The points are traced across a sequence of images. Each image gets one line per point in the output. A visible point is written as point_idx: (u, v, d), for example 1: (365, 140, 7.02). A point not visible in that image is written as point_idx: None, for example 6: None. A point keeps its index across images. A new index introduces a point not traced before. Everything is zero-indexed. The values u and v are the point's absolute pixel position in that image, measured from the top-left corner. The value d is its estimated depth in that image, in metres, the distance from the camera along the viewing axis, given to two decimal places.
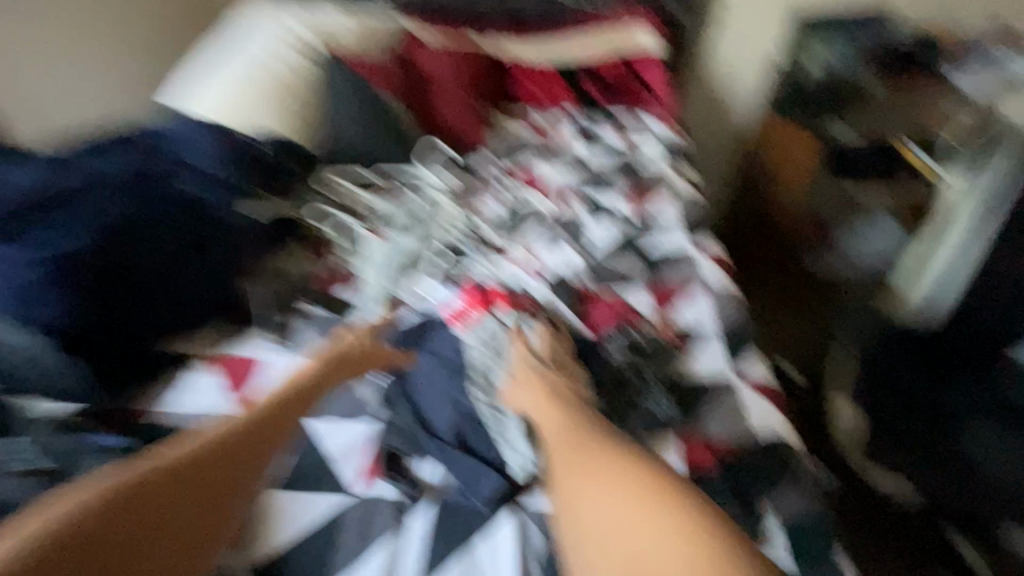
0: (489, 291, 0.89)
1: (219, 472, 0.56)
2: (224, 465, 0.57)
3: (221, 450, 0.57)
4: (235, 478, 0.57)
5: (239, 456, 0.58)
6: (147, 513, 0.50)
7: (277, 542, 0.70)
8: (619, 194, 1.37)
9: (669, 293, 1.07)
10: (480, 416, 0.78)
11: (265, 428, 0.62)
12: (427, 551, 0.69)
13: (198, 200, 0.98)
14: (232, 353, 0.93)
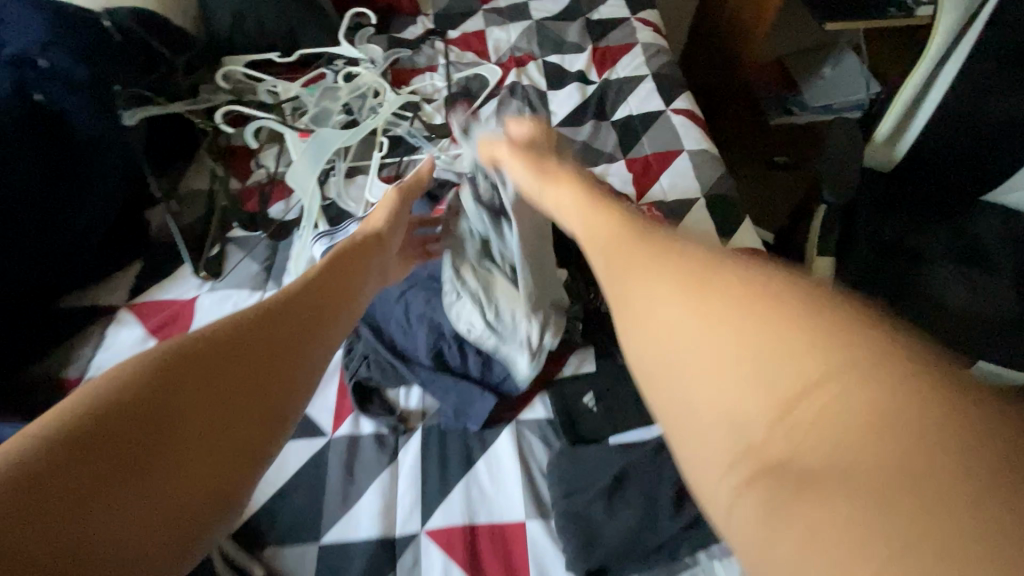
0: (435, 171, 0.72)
1: (252, 352, 0.42)
2: (256, 343, 0.42)
3: (248, 327, 0.43)
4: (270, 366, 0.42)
5: (275, 332, 0.44)
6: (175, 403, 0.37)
7: (256, 501, 0.62)
8: (577, 50, 1.16)
9: (646, 164, 0.96)
10: (457, 331, 0.68)
11: (307, 302, 0.48)
12: (424, 483, 0.64)
13: (39, 100, 0.72)
14: (157, 298, 0.79)
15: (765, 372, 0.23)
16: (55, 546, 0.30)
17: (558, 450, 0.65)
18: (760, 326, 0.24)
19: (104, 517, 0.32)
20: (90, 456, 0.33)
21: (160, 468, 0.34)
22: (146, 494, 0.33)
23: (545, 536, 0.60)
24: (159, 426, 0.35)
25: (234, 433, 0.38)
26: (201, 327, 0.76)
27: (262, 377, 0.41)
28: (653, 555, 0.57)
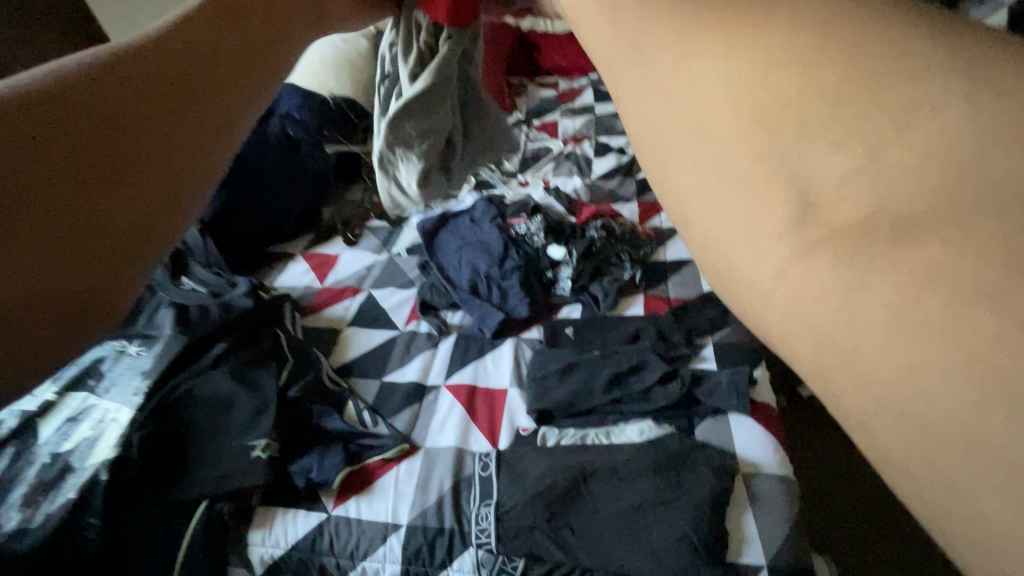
0: None
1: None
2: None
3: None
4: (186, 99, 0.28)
5: (259, 0, 0.33)
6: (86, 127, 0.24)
7: (350, 356, 1.01)
8: (622, 134, 1.61)
9: (652, 204, 1.31)
10: (488, 273, 1.06)
11: None
12: (450, 361, 0.98)
13: (290, 134, 1.27)
14: (319, 251, 1.28)
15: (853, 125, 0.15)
16: (89, 173, 0.23)
17: (539, 350, 0.96)
18: (723, 25, 0.19)
19: (142, 149, 0.25)
20: (103, 86, 0.25)
21: (172, 109, 0.27)
22: (157, 139, 0.26)
23: (518, 397, 0.90)
24: (171, 80, 0.28)
25: (223, 86, 0.30)
26: (340, 269, 1.22)
27: (226, 46, 0.31)
28: (586, 414, 0.86)
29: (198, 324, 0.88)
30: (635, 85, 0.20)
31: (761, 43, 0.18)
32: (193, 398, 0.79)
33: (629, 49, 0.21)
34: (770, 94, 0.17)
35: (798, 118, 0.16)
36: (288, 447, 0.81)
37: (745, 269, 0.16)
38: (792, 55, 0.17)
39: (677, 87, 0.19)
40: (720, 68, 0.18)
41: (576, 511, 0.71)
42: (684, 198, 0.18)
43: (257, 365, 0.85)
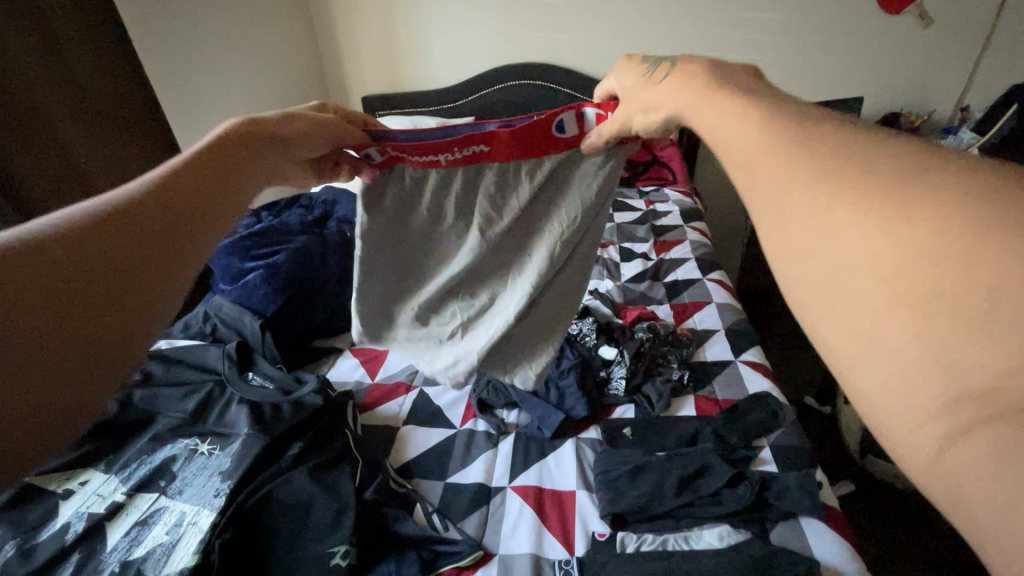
0: (507, 138, 0.62)
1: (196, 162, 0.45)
2: (209, 165, 0.46)
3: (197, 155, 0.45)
4: (188, 220, 0.40)
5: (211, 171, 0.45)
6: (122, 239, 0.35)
7: (410, 453, 1.02)
8: (643, 241, 1.75)
9: (683, 307, 1.41)
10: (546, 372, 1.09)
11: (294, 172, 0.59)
12: (512, 461, 0.99)
13: (347, 236, 1.36)
14: (366, 346, 1.31)
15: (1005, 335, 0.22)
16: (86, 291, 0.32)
17: (602, 452, 0.98)
18: (892, 213, 0.26)
19: (122, 269, 0.34)
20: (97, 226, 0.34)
21: (154, 242, 0.37)
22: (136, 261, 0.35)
23: (589, 501, 0.90)
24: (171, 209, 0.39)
25: (191, 224, 0.40)
26: (389, 363, 1.25)
27: (191, 198, 0.41)
28: (659, 518, 0.86)
29: (274, 422, 0.88)
30: (813, 267, 0.28)
31: (923, 255, 0.24)
32: (271, 501, 0.77)
33: (806, 245, 0.28)
34: (937, 301, 0.23)
35: (962, 316, 0.23)
36: (365, 555, 0.78)
37: (884, 413, 0.25)
38: (948, 273, 0.23)
39: (853, 285, 0.26)
40: (903, 273, 0.24)
41: None
42: (848, 359, 0.26)
43: (332, 465, 0.84)
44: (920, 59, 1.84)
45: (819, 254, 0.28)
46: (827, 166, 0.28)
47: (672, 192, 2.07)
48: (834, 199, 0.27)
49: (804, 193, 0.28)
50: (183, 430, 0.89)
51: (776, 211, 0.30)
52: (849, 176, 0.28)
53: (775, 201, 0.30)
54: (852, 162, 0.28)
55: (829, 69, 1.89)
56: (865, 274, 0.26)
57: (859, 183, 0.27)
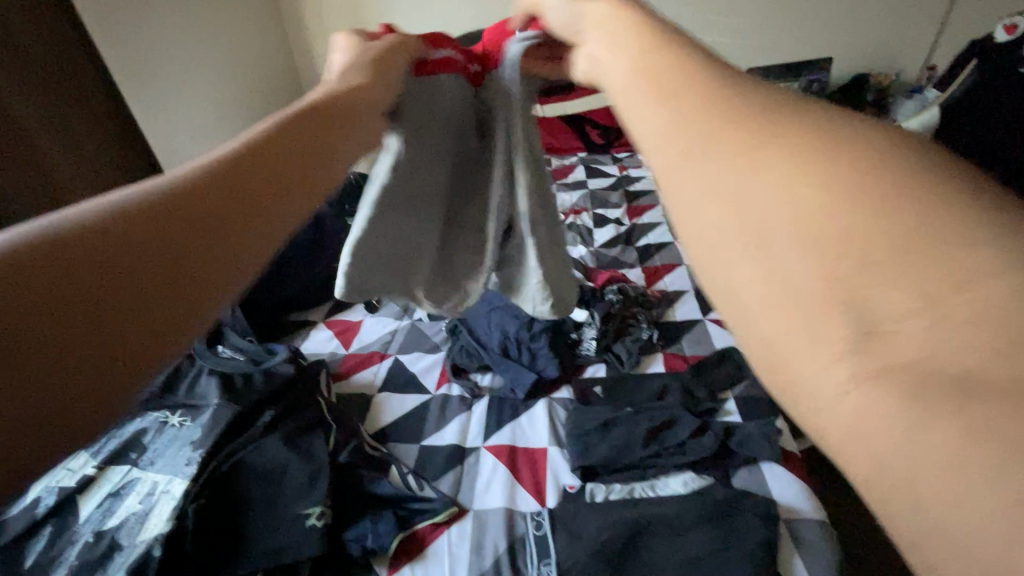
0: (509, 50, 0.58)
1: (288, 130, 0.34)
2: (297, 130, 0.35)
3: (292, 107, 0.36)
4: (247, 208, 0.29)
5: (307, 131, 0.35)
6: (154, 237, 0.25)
7: (385, 419, 1.03)
8: (617, 206, 1.76)
9: (655, 269, 1.43)
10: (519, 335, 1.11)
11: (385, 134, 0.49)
12: (486, 422, 1.01)
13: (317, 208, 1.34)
14: (340, 318, 1.32)
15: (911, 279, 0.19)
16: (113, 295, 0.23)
17: (573, 409, 1.01)
18: (813, 154, 0.23)
19: (149, 277, 0.24)
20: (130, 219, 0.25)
21: (217, 231, 0.27)
22: (191, 258, 0.26)
23: (560, 456, 0.93)
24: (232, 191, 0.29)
25: (270, 203, 0.30)
26: (363, 334, 1.25)
27: (273, 163, 0.31)
28: (628, 469, 0.89)
29: (245, 393, 0.88)
30: (717, 201, 0.24)
31: (841, 198, 0.21)
32: (246, 468, 0.79)
33: (716, 175, 0.25)
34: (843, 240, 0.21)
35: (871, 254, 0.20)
36: (338, 516, 0.80)
37: (777, 340, 0.21)
38: (864, 214, 0.21)
39: (760, 220, 0.23)
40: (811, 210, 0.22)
41: (636, 566, 0.73)
42: (757, 306, 0.22)
43: (305, 432, 0.85)
44: (888, 18, 1.85)
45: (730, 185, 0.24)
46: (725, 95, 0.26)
47: None
48: (752, 134, 0.24)
49: (725, 122, 0.25)
50: (151, 404, 0.88)
51: (668, 134, 0.27)
52: (749, 116, 0.25)
53: (674, 133, 0.27)
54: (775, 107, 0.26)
55: (799, 29, 1.89)
56: (780, 213, 0.22)
57: (781, 124, 0.24)
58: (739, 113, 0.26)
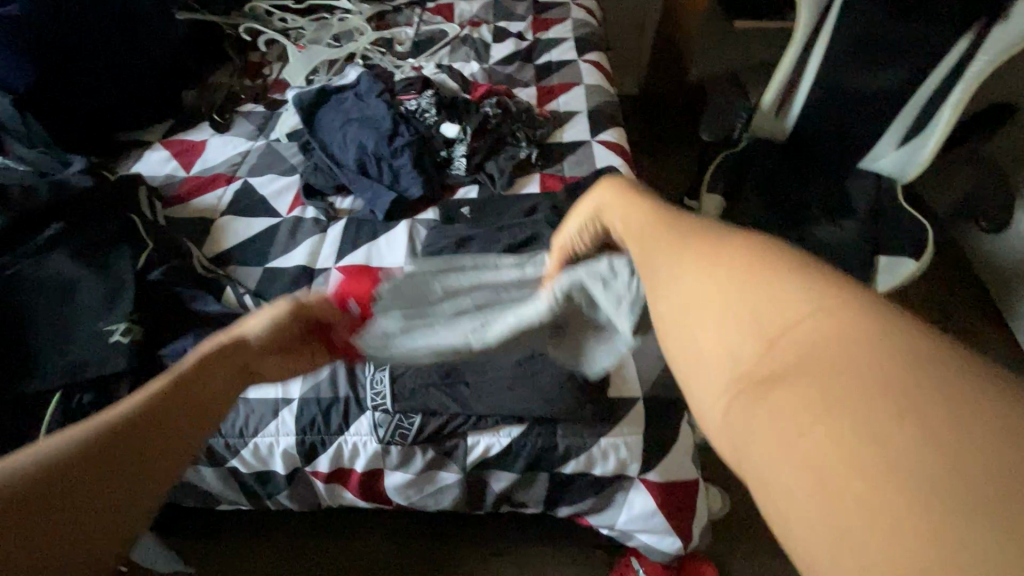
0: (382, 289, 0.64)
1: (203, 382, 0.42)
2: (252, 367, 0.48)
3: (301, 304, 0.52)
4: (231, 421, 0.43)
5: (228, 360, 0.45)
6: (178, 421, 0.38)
7: (227, 243, 0.93)
8: (521, 19, 1.53)
9: (550, 89, 1.29)
10: (376, 150, 0.98)
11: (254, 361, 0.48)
12: (341, 244, 0.94)
13: None
14: (180, 138, 1.13)
15: (865, 420, 0.20)
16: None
17: (433, 229, 0.94)
18: (751, 295, 0.26)
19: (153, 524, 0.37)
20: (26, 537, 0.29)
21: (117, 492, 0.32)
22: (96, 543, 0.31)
23: None
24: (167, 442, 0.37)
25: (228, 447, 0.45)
26: (208, 156, 1.09)
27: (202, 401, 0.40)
28: None
29: (23, 204, 0.75)
30: (682, 344, 0.29)
31: (762, 329, 0.25)
32: (25, 285, 0.70)
33: (679, 316, 0.29)
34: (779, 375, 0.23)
35: (840, 385, 0.21)
36: (152, 332, 0.74)
37: (767, 468, 0.22)
38: (817, 370, 0.22)
39: (711, 364, 0.26)
40: (780, 337, 0.24)
41: (472, 369, 0.73)
42: (741, 428, 0.24)
43: (106, 248, 0.75)
44: None
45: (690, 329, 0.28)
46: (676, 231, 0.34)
47: None
48: (700, 280, 0.29)
49: (694, 267, 0.30)
50: None
51: (655, 265, 0.33)
52: (737, 242, 0.30)
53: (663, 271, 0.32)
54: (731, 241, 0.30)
55: None
56: (747, 353, 0.25)
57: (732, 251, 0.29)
58: (716, 241, 0.31)
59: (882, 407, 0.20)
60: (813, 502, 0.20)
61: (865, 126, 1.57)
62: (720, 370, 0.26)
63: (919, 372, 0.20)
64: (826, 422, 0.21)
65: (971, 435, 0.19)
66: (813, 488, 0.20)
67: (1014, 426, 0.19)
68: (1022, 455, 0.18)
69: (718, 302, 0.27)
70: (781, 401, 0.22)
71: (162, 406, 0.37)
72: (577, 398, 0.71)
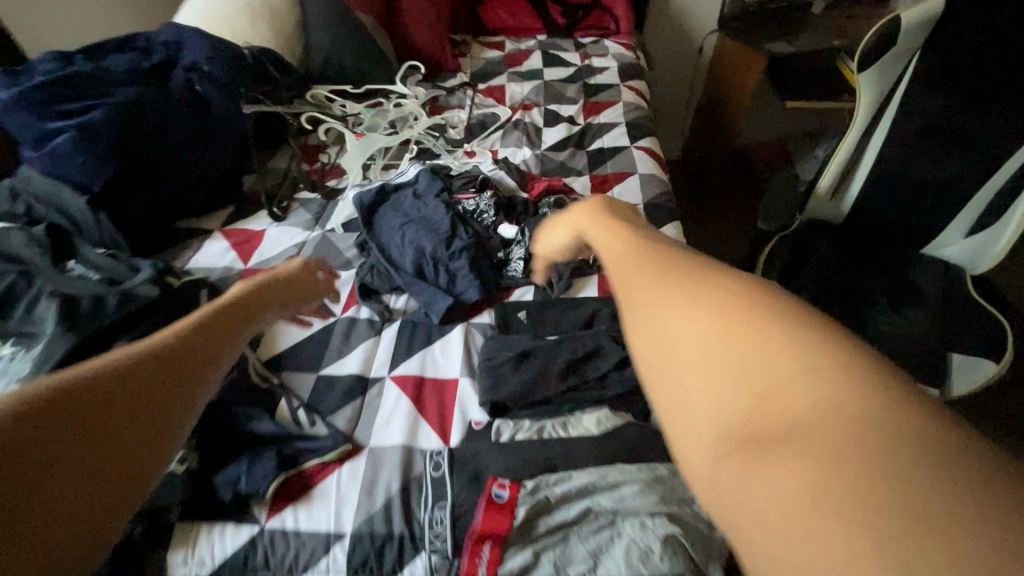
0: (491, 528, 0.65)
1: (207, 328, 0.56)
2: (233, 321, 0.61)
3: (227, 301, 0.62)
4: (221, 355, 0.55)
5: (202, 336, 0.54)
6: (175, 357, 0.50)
7: (281, 345, 0.92)
8: (572, 102, 1.54)
9: (604, 179, 1.27)
10: (434, 253, 0.97)
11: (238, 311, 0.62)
12: (395, 349, 0.91)
13: (197, 91, 1.14)
14: (239, 227, 1.15)
15: (843, 464, 0.23)
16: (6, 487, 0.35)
17: (490, 337, 0.91)
18: (738, 346, 0.29)
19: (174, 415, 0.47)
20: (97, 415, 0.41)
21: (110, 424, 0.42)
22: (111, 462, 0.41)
23: (470, 388, 0.85)
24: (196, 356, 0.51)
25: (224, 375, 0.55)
26: (266, 247, 1.10)
27: (183, 361, 0.50)
28: (542, 403, 0.82)
29: (91, 319, 0.74)
30: (669, 381, 0.32)
31: (753, 382, 0.28)
32: None
33: (674, 354, 0.32)
34: (769, 421, 0.26)
35: (826, 438, 0.24)
36: (207, 459, 0.73)
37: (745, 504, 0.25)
38: (803, 426, 0.25)
39: (703, 400, 0.29)
40: (758, 389, 0.27)
41: (539, 512, 0.67)
42: (719, 460, 0.27)
43: None
44: None
45: (675, 370, 0.31)
46: (675, 271, 0.37)
47: (612, 44, 1.83)
48: (694, 322, 0.32)
49: (689, 309, 0.33)
50: None
51: (646, 294, 0.36)
52: (735, 297, 0.32)
53: (656, 310, 0.35)
54: (730, 294, 0.33)
55: None
56: (732, 389, 0.28)
57: (730, 309, 0.32)
58: (718, 291, 0.33)
59: (850, 451, 0.23)
60: (787, 537, 0.23)
61: (924, 211, 1.53)
62: (713, 414, 0.28)
63: (898, 428, 0.24)
64: (809, 469, 0.23)
65: (924, 482, 0.22)
66: (780, 518, 0.23)
67: (962, 480, 0.22)
68: (969, 500, 0.21)
69: (712, 344, 0.30)
70: (771, 439, 0.25)
71: (168, 348, 0.49)
72: (661, 558, 0.61)
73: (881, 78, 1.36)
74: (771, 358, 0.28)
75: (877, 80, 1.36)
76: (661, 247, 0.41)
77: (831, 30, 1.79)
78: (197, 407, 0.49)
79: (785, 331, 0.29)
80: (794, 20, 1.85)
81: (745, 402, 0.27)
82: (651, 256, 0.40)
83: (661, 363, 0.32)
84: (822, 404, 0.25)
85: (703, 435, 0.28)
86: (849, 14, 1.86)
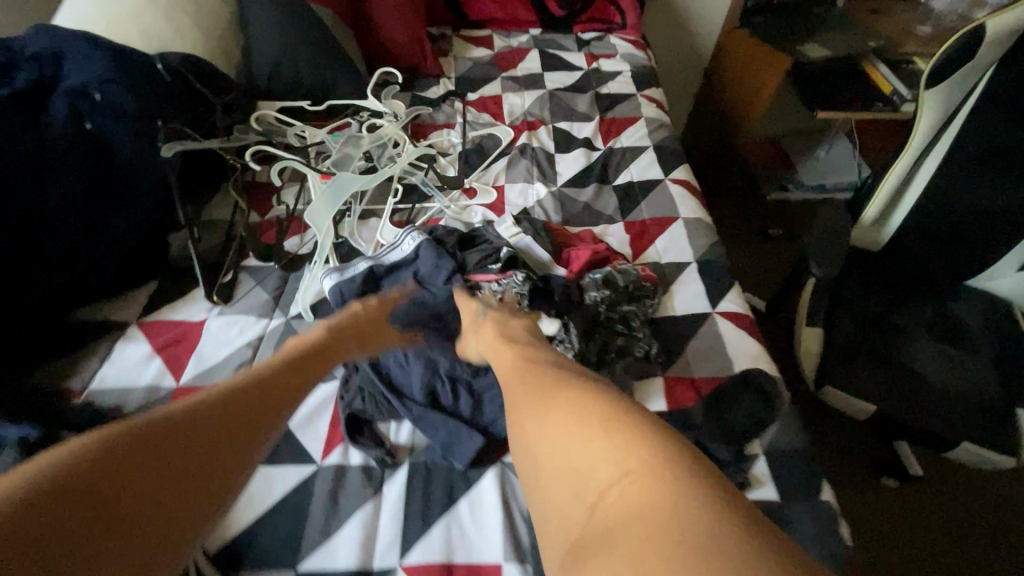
0: None
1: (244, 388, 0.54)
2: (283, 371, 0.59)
3: (302, 342, 0.64)
4: (254, 425, 0.52)
5: (273, 378, 0.57)
6: (210, 421, 0.49)
7: (237, 525, 0.63)
8: (585, 119, 1.27)
9: (643, 227, 1.02)
10: (451, 372, 0.73)
11: (287, 370, 0.59)
12: (405, 519, 0.64)
13: (88, 127, 0.80)
14: (166, 319, 0.83)
15: (627, 540, 0.38)
16: (87, 522, 0.38)
17: None
18: (584, 470, 0.46)
19: (194, 486, 0.45)
20: (130, 476, 0.42)
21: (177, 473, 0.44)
22: (154, 506, 0.42)
23: None
24: (225, 424, 0.50)
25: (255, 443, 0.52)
26: (206, 350, 0.79)
27: (214, 427, 0.49)
28: None
29: None
30: (556, 496, 0.47)
31: (584, 476, 0.46)
32: None
33: (567, 490, 0.46)
34: (598, 522, 0.42)
35: (627, 523, 0.39)
36: None
37: None
38: (628, 554, 0.37)
39: (564, 513, 0.45)
40: (601, 501, 0.43)
41: None
42: (568, 554, 0.43)
43: None
44: None
45: (544, 480, 0.50)
46: (535, 384, 0.57)
47: (619, 41, 1.56)
48: (572, 468, 0.47)
49: (566, 440, 0.49)
50: None
51: (547, 432, 0.51)
52: (595, 419, 0.49)
53: (553, 450, 0.50)
54: (593, 420, 0.49)
55: None
56: (566, 479, 0.47)
57: (591, 420, 0.49)
58: (589, 426, 0.48)
59: (634, 527, 0.39)
60: None
61: (979, 243, 1.33)
62: (570, 526, 0.44)
63: (671, 527, 0.37)
64: (616, 549, 0.38)
65: (664, 552, 0.36)
66: None
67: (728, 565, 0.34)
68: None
69: (566, 443, 0.49)
70: (605, 554, 0.38)
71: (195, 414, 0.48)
72: None
73: (947, 95, 1.16)
74: (595, 473, 0.45)
75: (939, 99, 1.16)
76: (531, 363, 0.61)
77: (861, 29, 1.59)
78: (231, 476, 0.48)
79: (598, 428, 0.47)
80: (820, 16, 1.63)
81: (585, 508, 0.44)
82: (523, 379, 0.59)
83: (539, 481, 0.50)
84: (622, 495, 0.42)
85: (558, 531, 0.45)
86: (876, 8, 1.67)
